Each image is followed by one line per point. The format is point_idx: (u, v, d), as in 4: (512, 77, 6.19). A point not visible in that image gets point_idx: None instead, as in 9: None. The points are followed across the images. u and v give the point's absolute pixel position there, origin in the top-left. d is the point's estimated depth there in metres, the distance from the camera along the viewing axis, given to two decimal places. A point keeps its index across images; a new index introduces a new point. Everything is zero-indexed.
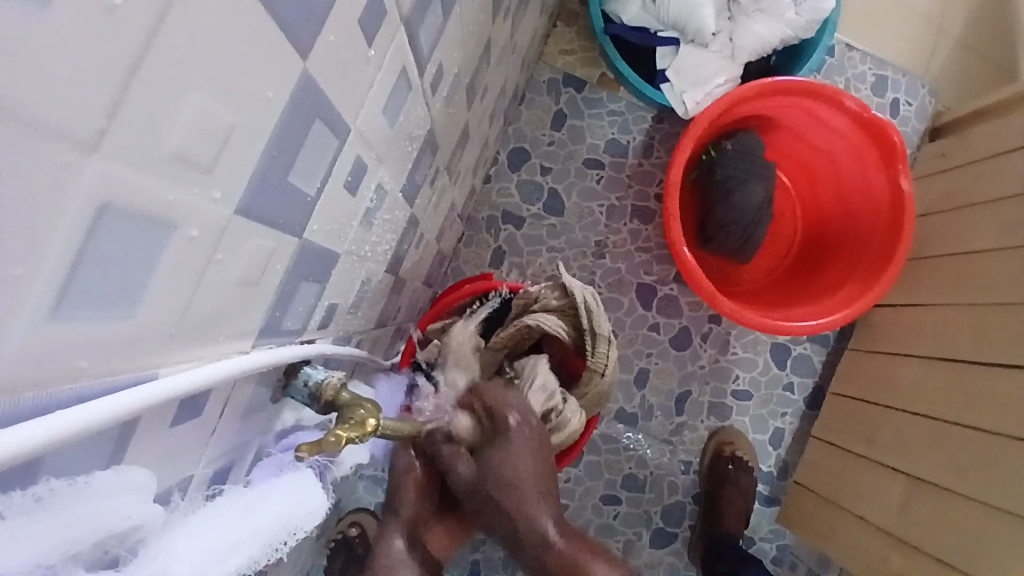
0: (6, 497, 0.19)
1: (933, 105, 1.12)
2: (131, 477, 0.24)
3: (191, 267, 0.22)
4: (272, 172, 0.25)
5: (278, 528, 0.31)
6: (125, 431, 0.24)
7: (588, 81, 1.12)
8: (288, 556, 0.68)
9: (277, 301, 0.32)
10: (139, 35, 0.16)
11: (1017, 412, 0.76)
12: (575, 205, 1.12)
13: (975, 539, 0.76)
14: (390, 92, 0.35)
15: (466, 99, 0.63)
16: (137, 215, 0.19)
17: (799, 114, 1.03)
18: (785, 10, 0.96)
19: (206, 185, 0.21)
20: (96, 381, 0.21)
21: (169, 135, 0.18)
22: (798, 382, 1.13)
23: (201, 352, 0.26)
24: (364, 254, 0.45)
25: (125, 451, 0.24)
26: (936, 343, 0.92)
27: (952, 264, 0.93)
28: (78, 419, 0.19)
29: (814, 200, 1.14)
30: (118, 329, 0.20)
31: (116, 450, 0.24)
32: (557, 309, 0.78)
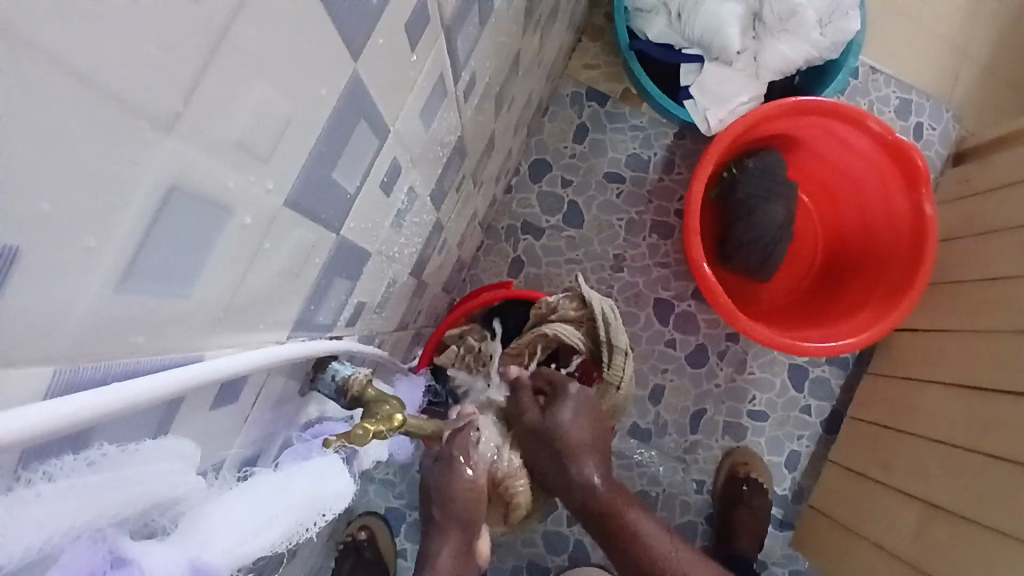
0: (58, 460, 0.20)
1: (957, 130, 1.12)
2: (173, 450, 0.25)
3: (242, 254, 0.23)
4: (319, 167, 0.26)
5: (306, 510, 0.32)
6: (170, 408, 0.25)
7: (611, 96, 1.13)
8: (299, 555, 0.68)
9: (313, 294, 0.33)
10: (217, 25, 0.17)
11: None
12: (595, 218, 1.13)
13: None
14: (427, 97, 0.36)
15: (494, 109, 0.64)
16: (200, 199, 0.20)
17: (822, 135, 1.03)
18: (811, 31, 0.96)
19: (262, 174, 0.22)
20: (149, 358, 0.22)
21: (234, 124, 0.19)
22: (815, 403, 1.12)
23: (243, 338, 0.27)
24: (392, 255, 0.46)
25: (170, 425, 0.25)
26: (958, 369, 0.90)
27: (973, 289, 0.92)
28: (131, 393, 0.20)
29: (835, 221, 1.14)
30: (173, 309, 0.21)
31: (161, 425, 0.25)
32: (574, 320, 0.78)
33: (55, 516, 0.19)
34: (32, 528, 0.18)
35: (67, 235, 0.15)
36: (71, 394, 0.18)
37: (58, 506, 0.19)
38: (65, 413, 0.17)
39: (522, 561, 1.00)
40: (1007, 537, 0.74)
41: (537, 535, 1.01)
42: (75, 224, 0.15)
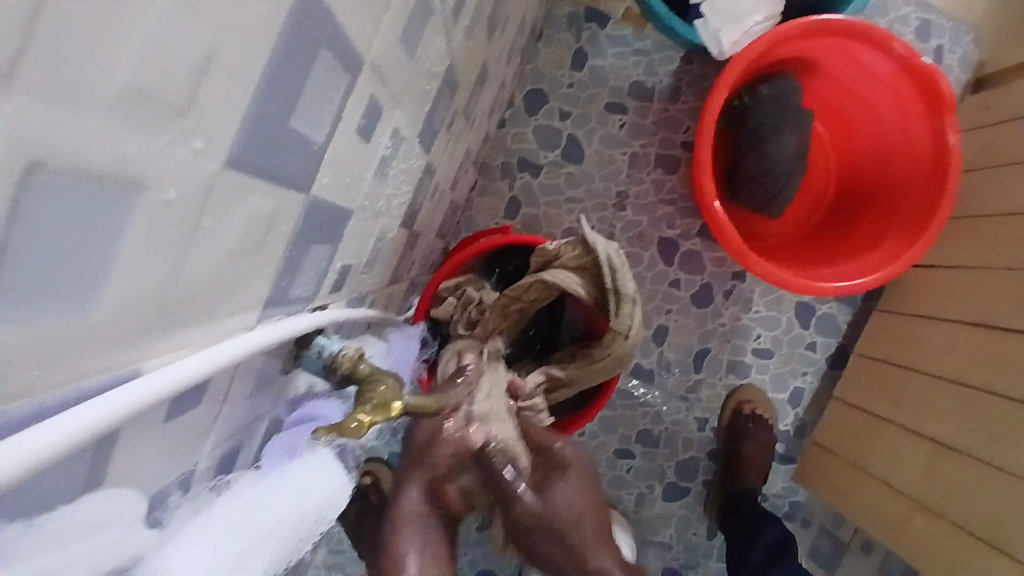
0: None
1: (983, 48, 1.03)
2: (114, 501, 0.21)
3: (173, 235, 0.18)
4: (269, 116, 0.20)
5: (295, 528, 0.28)
6: (106, 446, 0.20)
7: (613, 16, 1.02)
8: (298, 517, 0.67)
9: (285, 267, 0.28)
10: None
11: None
12: (595, 152, 1.06)
13: (1002, 509, 0.74)
14: (408, 17, 0.30)
15: (487, 32, 0.56)
16: (84, 174, 0.14)
17: (842, 55, 0.94)
18: None
19: (184, 133, 0.16)
20: (62, 389, 0.17)
21: (118, 65, 0.14)
22: (820, 340, 1.09)
23: (195, 334, 0.22)
24: (377, 210, 0.41)
25: (108, 468, 0.21)
26: (972, 306, 0.87)
27: (989, 224, 0.87)
28: (32, 448, 0.15)
29: (849, 150, 1.07)
30: (80, 325, 0.16)
31: (95, 469, 0.20)
32: (575, 267, 0.72)
33: None
34: None
35: None
36: None
37: None
38: None
39: None
40: (1015, 475, 0.73)
41: None
42: None
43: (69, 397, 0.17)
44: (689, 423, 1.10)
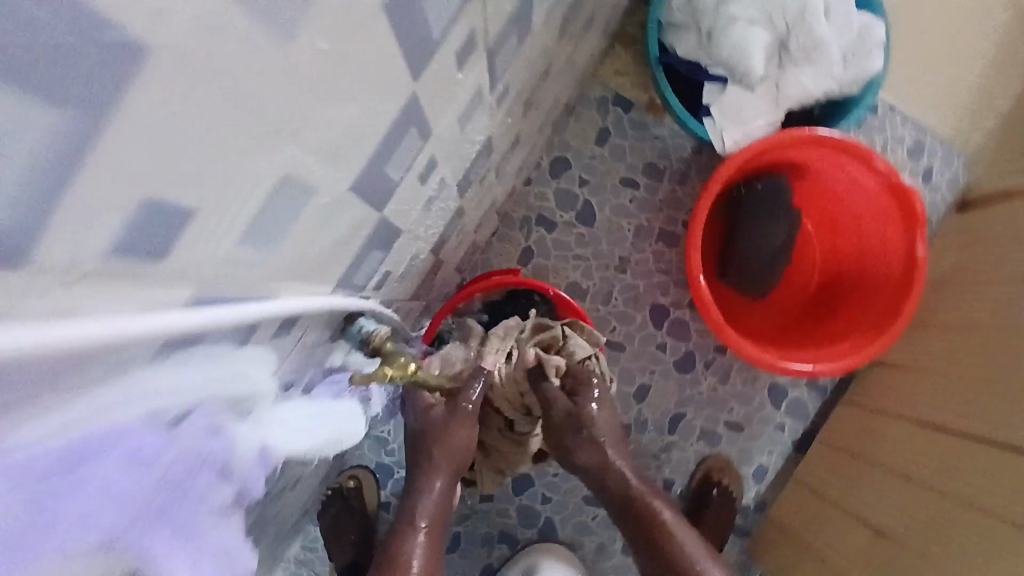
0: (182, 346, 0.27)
1: (967, 174, 1.20)
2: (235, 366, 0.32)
3: (314, 221, 0.31)
4: (375, 163, 0.34)
5: None
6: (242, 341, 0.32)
7: (636, 104, 1.19)
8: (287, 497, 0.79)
9: (354, 260, 0.40)
10: (325, 74, 0.24)
11: (978, 477, 0.80)
12: (606, 218, 1.20)
13: None
14: (466, 104, 0.43)
15: (523, 110, 0.70)
16: (298, 183, 0.27)
17: (833, 168, 1.08)
18: (833, 65, 1.04)
19: (338, 166, 0.30)
20: (252, 291, 0.29)
21: (326, 129, 0.27)
22: (790, 423, 1.19)
23: (305, 288, 0.35)
24: (417, 234, 0.54)
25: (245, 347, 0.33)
26: (925, 404, 0.96)
27: (952, 330, 0.98)
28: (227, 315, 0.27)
29: (833, 254, 1.18)
30: (263, 265, 0.29)
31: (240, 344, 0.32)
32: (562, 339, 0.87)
33: (168, 378, 0.27)
34: (156, 377, 0.26)
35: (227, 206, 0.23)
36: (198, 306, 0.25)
37: (168, 371, 0.27)
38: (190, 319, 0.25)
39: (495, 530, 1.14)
40: (938, 563, 0.81)
41: (511, 509, 1.14)
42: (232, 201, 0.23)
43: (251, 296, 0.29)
44: (658, 480, 1.19)
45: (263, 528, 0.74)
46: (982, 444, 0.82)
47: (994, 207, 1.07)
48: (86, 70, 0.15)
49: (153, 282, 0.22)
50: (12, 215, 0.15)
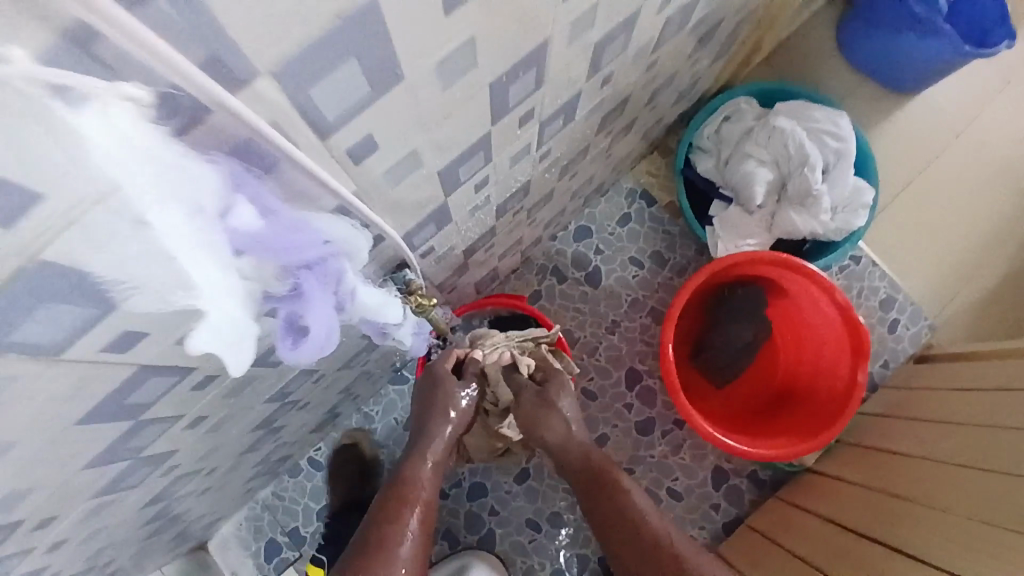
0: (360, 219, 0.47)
1: (929, 336, 1.36)
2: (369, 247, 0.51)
3: (416, 189, 0.53)
4: (455, 168, 0.57)
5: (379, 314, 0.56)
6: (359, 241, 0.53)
7: (658, 202, 1.43)
8: (292, 421, 0.96)
9: (419, 224, 0.63)
10: (459, 118, 0.47)
11: (860, 569, 0.93)
12: (609, 286, 1.41)
13: None
14: (517, 151, 0.67)
15: (560, 173, 0.93)
16: (423, 166, 0.50)
17: (805, 296, 1.27)
18: (820, 214, 1.22)
19: (441, 163, 0.53)
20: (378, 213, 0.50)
21: (446, 143, 0.50)
22: (724, 505, 1.33)
23: (395, 229, 0.57)
24: (459, 229, 0.76)
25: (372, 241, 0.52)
26: (838, 509, 1.10)
27: (880, 457, 1.14)
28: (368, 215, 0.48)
29: (792, 369, 1.35)
30: (387, 203, 0.51)
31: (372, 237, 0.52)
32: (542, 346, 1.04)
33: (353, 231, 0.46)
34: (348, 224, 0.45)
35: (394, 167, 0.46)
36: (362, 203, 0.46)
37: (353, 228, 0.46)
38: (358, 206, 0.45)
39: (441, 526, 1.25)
40: None
41: (460, 511, 1.24)
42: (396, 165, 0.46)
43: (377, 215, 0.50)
44: None
45: (271, 431, 0.92)
46: (874, 546, 0.95)
47: (941, 365, 1.24)
48: (383, 93, 0.36)
49: (353, 179, 0.43)
50: (346, 119, 0.36)
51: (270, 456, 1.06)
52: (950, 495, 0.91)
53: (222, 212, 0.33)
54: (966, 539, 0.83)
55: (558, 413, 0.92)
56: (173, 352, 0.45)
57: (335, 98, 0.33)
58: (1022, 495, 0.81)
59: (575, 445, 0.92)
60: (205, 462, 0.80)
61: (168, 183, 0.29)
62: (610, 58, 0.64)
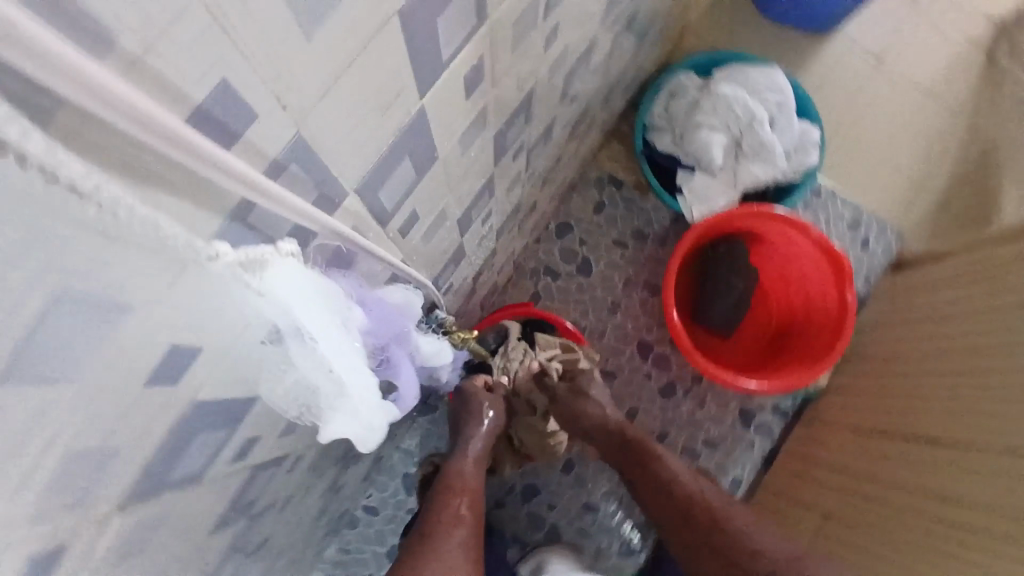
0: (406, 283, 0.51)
1: (899, 244, 1.47)
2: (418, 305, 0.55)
3: (442, 238, 0.59)
4: (470, 210, 0.62)
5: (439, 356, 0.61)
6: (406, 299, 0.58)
7: (626, 183, 1.50)
8: (349, 473, 1.00)
9: (445, 265, 0.68)
10: (472, 170, 0.53)
11: (896, 469, 1.02)
12: (601, 271, 1.48)
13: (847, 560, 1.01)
14: (512, 178, 0.72)
15: (542, 184, 0.99)
16: (447, 218, 0.55)
17: (780, 236, 1.36)
18: (778, 161, 1.32)
19: (460, 209, 0.58)
20: (416, 271, 0.56)
21: (463, 193, 0.55)
22: (757, 444, 1.41)
23: (428, 278, 0.62)
24: (471, 259, 0.81)
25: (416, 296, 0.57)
26: (860, 420, 1.19)
27: (885, 364, 1.23)
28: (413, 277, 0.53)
29: (788, 307, 1.44)
30: (422, 257, 0.56)
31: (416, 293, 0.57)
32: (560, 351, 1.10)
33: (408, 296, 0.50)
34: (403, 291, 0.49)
35: (429, 226, 0.51)
36: (407, 269, 0.51)
37: (406, 293, 0.50)
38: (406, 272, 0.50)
39: (505, 535, 1.28)
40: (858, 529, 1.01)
41: (520, 515, 1.28)
42: (430, 223, 0.51)
43: (417, 274, 0.56)
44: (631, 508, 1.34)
45: (333, 489, 0.95)
46: (900, 445, 1.04)
47: (915, 268, 1.35)
48: (422, 174, 0.41)
49: (400, 251, 0.48)
50: (397, 205, 0.41)
51: (332, 512, 1.09)
52: (941, 387, 1.03)
53: (347, 319, 0.35)
54: (960, 428, 0.94)
55: (593, 399, 1.05)
56: (276, 443, 0.49)
57: (392, 191, 0.38)
58: (1015, 365, 0.88)
59: (614, 424, 1.02)
60: (287, 535, 0.83)
61: (318, 313, 0.32)
62: (577, 77, 0.71)
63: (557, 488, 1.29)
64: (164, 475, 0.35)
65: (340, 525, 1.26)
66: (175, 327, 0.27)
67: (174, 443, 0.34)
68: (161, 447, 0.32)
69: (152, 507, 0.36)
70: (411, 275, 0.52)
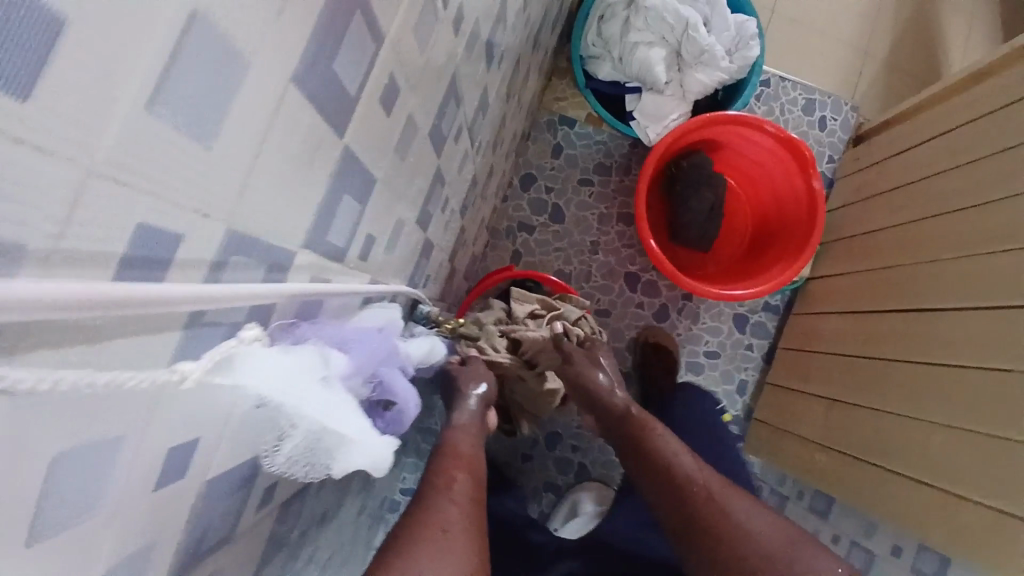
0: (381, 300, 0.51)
1: (855, 117, 1.47)
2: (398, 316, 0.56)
3: (406, 241, 0.59)
4: (426, 205, 0.62)
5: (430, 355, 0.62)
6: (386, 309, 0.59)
7: (578, 120, 1.48)
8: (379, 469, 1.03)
9: (417, 262, 0.69)
10: (416, 171, 0.52)
11: (899, 342, 1.07)
12: (574, 213, 1.48)
13: (876, 440, 1.07)
14: (460, 158, 0.71)
15: (493, 149, 0.98)
16: (405, 223, 0.55)
17: (739, 139, 1.36)
18: (721, 62, 1.30)
19: (415, 209, 0.58)
20: (390, 281, 0.56)
21: (414, 195, 0.55)
22: (756, 342, 1.46)
23: (403, 280, 0.62)
24: (441, 246, 0.82)
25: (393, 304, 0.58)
26: (849, 301, 1.23)
27: (862, 241, 1.26)
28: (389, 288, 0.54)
29: (760, 206, 1.46)
30: (392, 266, 0.57)
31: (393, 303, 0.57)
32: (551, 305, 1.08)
33: (385, 313, 0.51)
34: (380, 312, 0.49)
35: (389, 238, 0.52)
36: (381, 284, 0.51)
37: (383, 312, 0.51)
38: (380, 288, 0.51)
39: (540, 483, 1.34)
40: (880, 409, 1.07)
41: (549, 463, 1.34)
42: (390, 235, 0.52)
43: (391, 284, 0.56)
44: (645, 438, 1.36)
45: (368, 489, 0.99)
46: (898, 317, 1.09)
47: (874, 139, 1.36)
48: (367, 198, 0.41)
49: (368, 271, 0.48)
50: (351, 236, 0.41)
51: (373, 507, 1.14)
52: (931, 268, 1.05)
53: (330, 369, 0.35)
54: (957, 294, 0.98)
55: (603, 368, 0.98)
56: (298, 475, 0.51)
57: (342, 227, 0.38)
58: (1003, 218, 0.93)
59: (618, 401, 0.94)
60: (336, 543, 0.87)
61: (313, 371, 0.33)
62: (497, 41, 0.69)
63: (577, 431, 1.34)
64: (198, 544, 0.36)
65: (385, 514, 1.31)
66: (172, 433, 0.27)
67: (199, 520, 0.35)
68: (189, 525, 0.34)
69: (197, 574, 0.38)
70: (387, 289, 0.52)
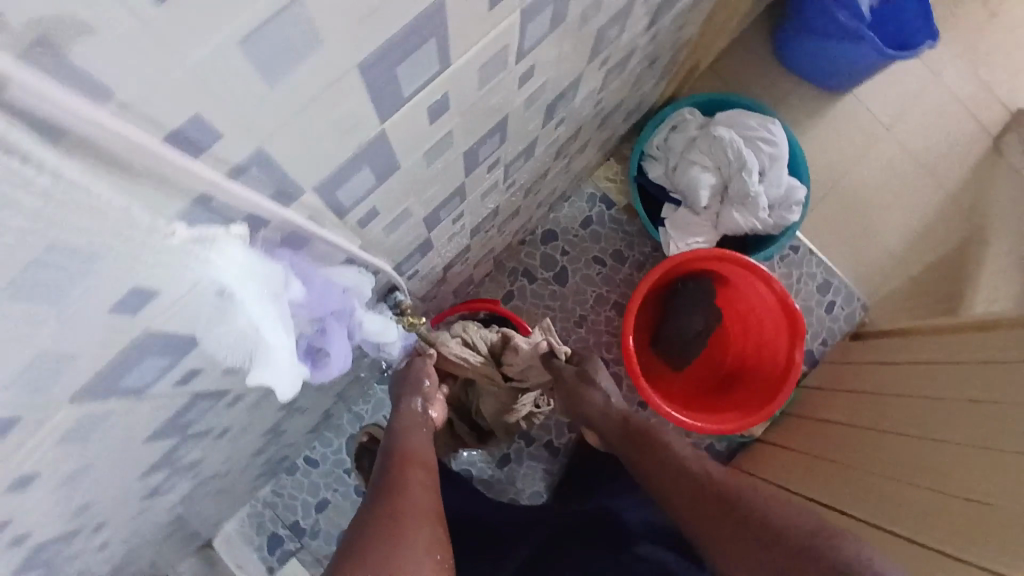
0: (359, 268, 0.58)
1: (861, 315, 1.53)
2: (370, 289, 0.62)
3: (404, 233, 0.66)
4: (437, 212, 0.69)
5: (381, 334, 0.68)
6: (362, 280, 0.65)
7: (617, 204, 1.57)
8: (295, 423, 1.07)
9: (410, 254, 0.75)
10: (438, 180, 0.60)
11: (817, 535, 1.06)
12: (576, 283, 1.55)
13: None
14: (488, 186, 0.79)
15: (525, 193, 1.06)
16: (410, 217, 0.62)
17: (747, 285, 1.42)
18: (759, 211, 1.38)
19: (424, 211, 0.65)
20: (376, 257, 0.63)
21: (428, 198, 0.62)
22: None
23: (389, 264, 0.69)
24: (440, 252, 0.88)
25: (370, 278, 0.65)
26: (789, 478, 1.24)
27: (820, 427, 1.30)
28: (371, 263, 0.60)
29: (741, 353, 1.51)
30: (382, 248, 0.63)
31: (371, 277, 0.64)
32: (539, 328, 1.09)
33: (360, 279, 0.57)
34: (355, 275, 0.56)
35: (389, 223, 0.58)
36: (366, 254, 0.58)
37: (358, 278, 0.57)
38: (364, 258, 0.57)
39: None
40: None
41: None
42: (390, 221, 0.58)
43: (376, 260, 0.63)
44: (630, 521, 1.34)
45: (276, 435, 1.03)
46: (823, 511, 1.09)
47: (870, 343, 1.41)
48: (383, 182, 0.48)
49: (359, 239, 0.55)
50: (356, 203, 0.48)
51: (272, 456, 1.17)
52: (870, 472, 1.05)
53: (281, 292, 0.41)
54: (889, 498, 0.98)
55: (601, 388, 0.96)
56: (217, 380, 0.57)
57: (351, 193, 0.45)
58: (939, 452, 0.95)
59: (616, 412, 0.93)
60: (222, 466, 0.91)
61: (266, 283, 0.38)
62: (562, 107, 0.77)
63: (489, 480, 1.37)
64: (110, 383, 0.41)
65: (281, 471, 1.34)
66: (139, 275, 0.33)
67: (122, 362, 0.40)
68: (114, 361, 0.39)
69: (96, 407, 0.42)
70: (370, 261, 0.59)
